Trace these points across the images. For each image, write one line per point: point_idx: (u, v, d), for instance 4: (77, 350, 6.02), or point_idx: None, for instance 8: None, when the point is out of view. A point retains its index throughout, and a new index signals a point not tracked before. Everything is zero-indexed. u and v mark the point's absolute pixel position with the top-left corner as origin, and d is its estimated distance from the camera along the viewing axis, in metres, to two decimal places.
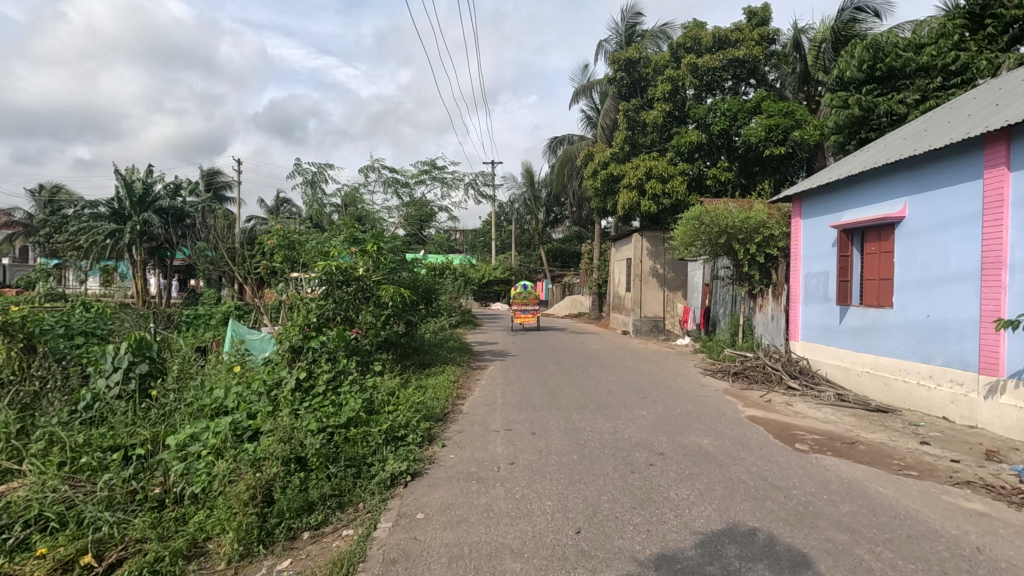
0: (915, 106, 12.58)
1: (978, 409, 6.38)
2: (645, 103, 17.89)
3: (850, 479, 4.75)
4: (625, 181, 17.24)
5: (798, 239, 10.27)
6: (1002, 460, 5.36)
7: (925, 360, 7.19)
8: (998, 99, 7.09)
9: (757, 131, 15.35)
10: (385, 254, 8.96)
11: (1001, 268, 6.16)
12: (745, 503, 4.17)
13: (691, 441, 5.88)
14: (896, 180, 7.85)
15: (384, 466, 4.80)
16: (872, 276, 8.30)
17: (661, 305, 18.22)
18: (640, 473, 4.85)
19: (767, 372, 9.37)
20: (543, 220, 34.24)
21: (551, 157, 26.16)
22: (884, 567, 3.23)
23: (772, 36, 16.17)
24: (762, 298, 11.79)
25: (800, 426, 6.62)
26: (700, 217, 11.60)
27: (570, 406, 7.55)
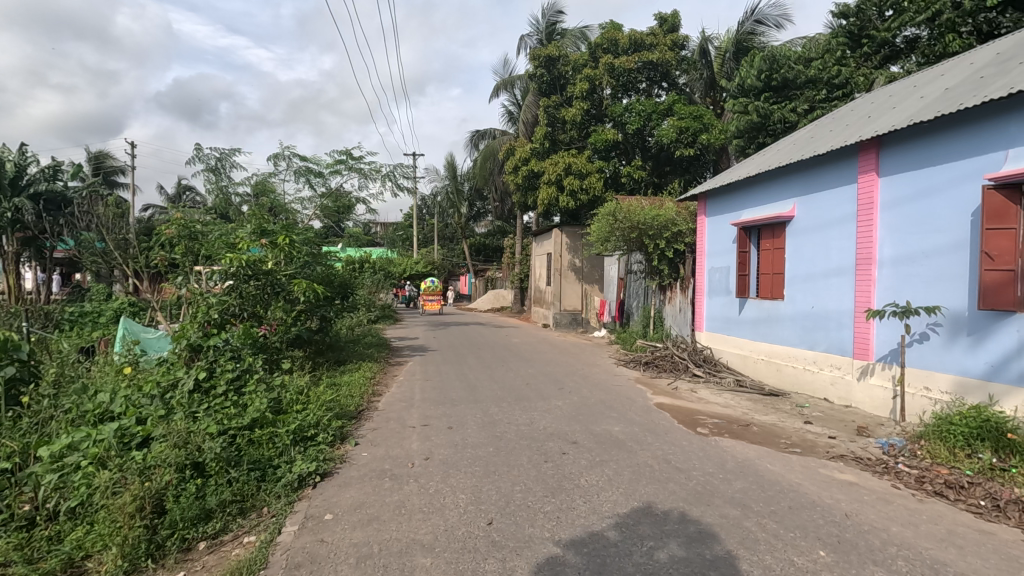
0: (804, 115, 13.81)
1: (853, 390, 7.10)
2: (563, 101, 18.18)
3: (744, 459, 5.14)
4: (545, 177, 17.53)
5: (704, 235, 10.91)
6: (870, 434, 6.01)
7: (810, 347, 7.91)
8: (871, 112, 7.87)
9: (669, 131, 16.16)
10: (298, 246, 8.48)
11: (872, 264, 6.87)
12: (650, 486, 4.40)
13: (602, 429, 6.11)
14: (787, 182, 8.54)
15: (290, 468, 4.58)
16: (767, 270, 8.99)
17: (580, 298, 18.72)
18: (553, 462, 4.97)
19: (675, 361, 9.90)
20: (465, 214, 34.09)
21: (473, 151, 26.07)
22: (768, 537, 3.52)
23: (682, 42, 17.02)
24: (671, 291, 12.45)
25: (702, 411, 7.08)
26: (615, 213, 12.03)
27: (488, 399, 7.61)
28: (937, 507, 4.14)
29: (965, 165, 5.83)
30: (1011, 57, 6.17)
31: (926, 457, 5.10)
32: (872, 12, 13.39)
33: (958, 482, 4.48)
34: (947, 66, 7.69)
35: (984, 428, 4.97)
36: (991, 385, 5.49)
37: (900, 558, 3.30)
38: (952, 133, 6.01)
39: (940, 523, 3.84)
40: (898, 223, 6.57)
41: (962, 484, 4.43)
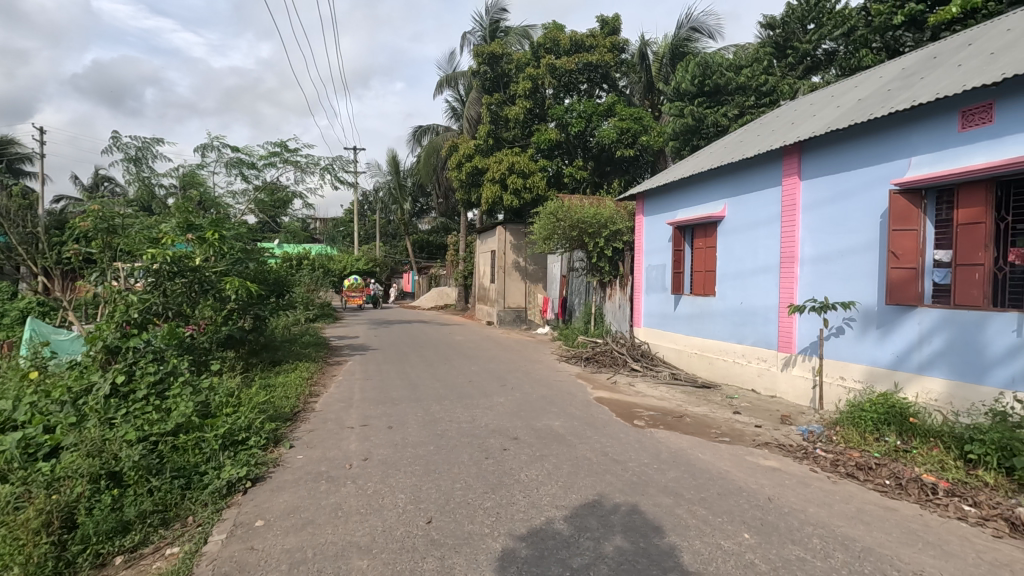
0: (735, 120, 14.54)
1: (777, 381, 7.53)
2: (507, 99, 18.19)
3: (678, 449, 5.35)
4: (489, 174, 17.54)
5: (642, 234, 11.25)
6: (792, 422, 6.41)
7: (739, 341, 8.32)
8: (794, 119, 8.36)
9: (610, 132, 16.50)
10: (229, 242, 8.05)
11: (794, 262, 7.31)
12: (589, 478, 4.51)
13: (543, 424, 6.18)
14: (718, 184, 8.95)
15: (219, 475, 4.36)
16: (700, 268, 9.39)
17: (524, 295, 18.85)
18: (494, 458, 5.00)
19: (615, 356, 10.16)
20: (408, 210, 33.56)
21: (416, 147, 25.70)
22: (698, 523, 3.68)
23: (622, 45, 17.41)
24: (611, 287, 12.76)
25: (640, 404, 7.31)
26: (557, 212, 12.19)
27: (430, 398, 7.53)
28: (849, 488, 4.46)
29: (875, 171, 6.30)
30: (914, 72, 6.71)
31: (840, 441, 5.49)
32: (795, 27, 14.54)
33: (867, 464, 4.85)
34: (860, 79, 8.27)
35: (889, 413, 5.41)
36: (896, 373, 5.96)
37: (815, 536, 3.53)
38: (863, 141, 6.47)
39: (850, 502, 4.14)
40: (817, 224, 7.02)
41: (871, 466, 4.80)
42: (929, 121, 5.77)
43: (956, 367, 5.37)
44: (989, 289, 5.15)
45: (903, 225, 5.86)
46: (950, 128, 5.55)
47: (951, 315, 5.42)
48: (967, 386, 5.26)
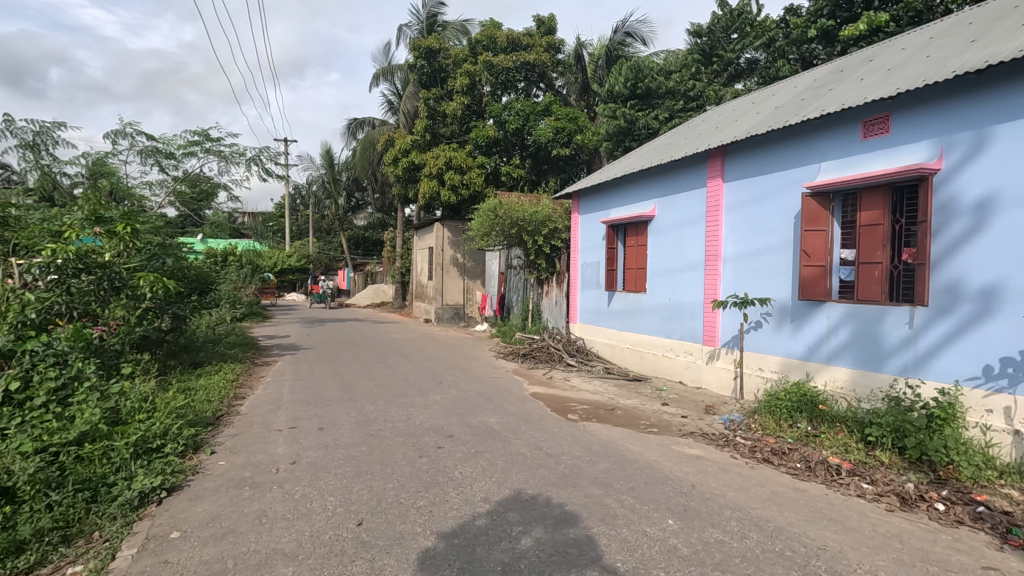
0: (664, 123, 15.15)
1: (702, 373, 7.91)
2: (444, 94, 18.01)
3: (609, 441, 5.51)
4: (426, 170, 17.33)
5: (577, 232, 11.47)
6: (715, 412, 6.75)
7: (668, 335, 8.67)
8: (718, 124, 8.79)
9: (547, 131, 16.67)
10: (142, 235, 7.44)
11: (718, 260, 7.69)
12: (522, 473, 4.56)
13: (478, 421, 6.18)
14: (648, 184, 9.27)
15: (130, 485, 4.07)
16: (632, 265, 9.70)
17: (462, 293, 18.73)
18: (428, 457, 4.95)
19: (551, 352, 10.33)
20: (342, 205, 32.57)
21: (351, 140, 25.00)
22: (626, 512, 3.81)
23: (558, 45, 17.66)
24: (548, 285, 12.93)
25: (574, 398, 7.47)
26: (495, 209, 12.22)
27: (363, 397, 7.36)
28: (764, 472, 4.75)
29: (789, 175, 6.72)
30: (824, 84, 7.22)
31: (758, 428, 5.83)
32: (719, 36, 15.43)
33: (781, 449, 5.18)
34: (775, 88, 8.83)
35: (801, 401, 5.81)
36: (808, 363, 6.41)
37: (733, 519, 3.74)
38: (779, 146, 6.88)
39: (765, 485, 4.42)
40: (738, 224, 7.41)
41: (784, 450, 5.14)
42: (835, 130, 6.22)
43: (859, 356, 5.84)
44: (886, 286, 5.62)
45: (813, 226, 6.29)
46: (855, 137, 6.01)
47: (855, 309, 5.88)
48: (869, 373, 5.73)
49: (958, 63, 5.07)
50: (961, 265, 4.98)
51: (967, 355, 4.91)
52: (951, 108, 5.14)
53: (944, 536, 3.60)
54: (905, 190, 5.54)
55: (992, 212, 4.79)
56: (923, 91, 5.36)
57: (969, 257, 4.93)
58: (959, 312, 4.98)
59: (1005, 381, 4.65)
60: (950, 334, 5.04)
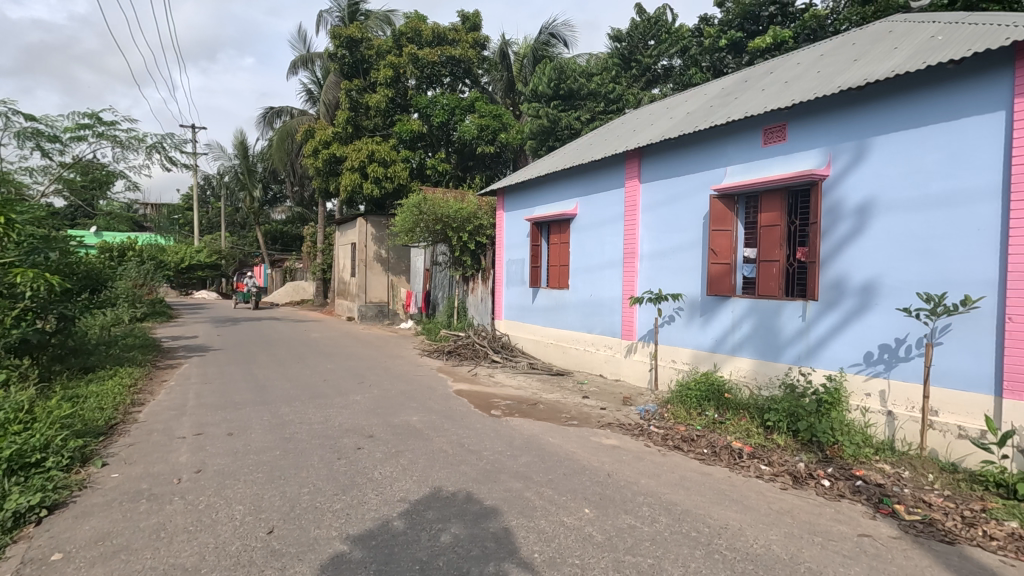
0: (586, 124, 15.58)
1: (621, 366, 8.22)
2: (367, 85, 17.53)
3: (530, 435, 5.61)
4: (347, 163, 16.80)
5: (502, 229, 11.55)
6: (632, 403, 7.05)
7: (589, 330, 8.93)
8: (635, 126, 9.16)
9: (471, 128, 16.59)
10: (19, 226, 6.64)
11: (635, 257, 8.01)
12: (443, 470, 4.54)
13: (400, 420, 6.09)
14: (570, 183, 9.49)
15: (2, 505, 3.65)
16: (555, 262, 9.91)
17: (386, 290, 18.32)
18: (346, 458, 4.81)
19: (476, 349, 10.35)
20: (258, 197, 30.86)
21: (267, 129, 23.73)
22: (544, 503, 3.89)
23: (484, 42, 17.67)
24: (473, 281, 12.93)
25: (497, 394, 7.53)
26: (419, 205, 12.05)
27: (278, 400, 7.03)
28: (674, 458, 5.02)
29: (699, 177, 7.10)
30: (730, 93, 7.70)
31: (670, 417, 6.15)
32: (638, 41, 16.04)
33: (690, 436, 5.49)
34: (688, 95, 9.30)
35: (709, 390, 6.18)
36: (715, 354, 6.83)
37: (645, 504, 3.93)
38: (689, 150, 7.26)
39: (675, 471, 4.67)
40: (653, 223, 7.75)
41: (693, 437, 5.45)
42: (739, 136, 6.65)
43: (759, 347, 6.30)
44: (783, 282, 6.09)
45: (719, 226, 6.68)
46: (755, 144, 6.45)
47: (756, 304, 6.34)
48: (768, 363, 6.20)
49: (842, 79, 5.57)
50: (845, 263, 5.50)
51: (851, 344, 5.42)
52: (837, 120, 5.64)
53: (828, 509, 3.97)
54: (799, 194, 6.02)
55: (871, 215, 5.32)
56: (814, 104, 5.84)
57: (852, 256, 5.44)
58: (844, 305, 5.49)
59: (881, 366, 5.18)
60: (837, 326, 5.55)
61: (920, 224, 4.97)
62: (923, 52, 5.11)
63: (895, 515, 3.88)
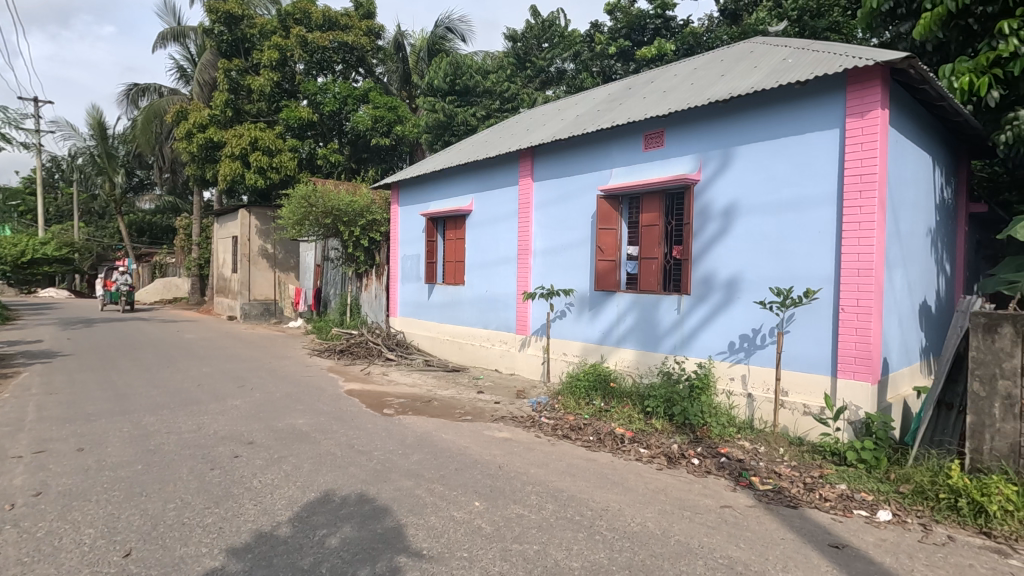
0: (482, 121, 15.70)
1: (515, 360, 8.40)
2: (250, 67, 16.35)
3: (423, 432, 5.55)
4: (226, 149, 15.54)
5: (397, 223, 11.31)
6: (525, 396, 7.23)
7: (485, 326, 9.02)
8: (529, 126, 9.38)
9: (365, 119, 15.95)
10: None
11: (529, 253, 8.21)
12: (330, 473, 4.36)
13: (285, 424, 5.76)
14: (465, 179, 9.49)
15: None
16: (451, 258, 9.87)
17: (272, 286, 17.19)
18: (221, 468, 4.45)
19: (370, 347, 10.04)
20: (120, 184, 27.60)
21: (130, 109, 21.27)
22: (435, 500, 3.88)
23: (378, 31, 17.13)
24: (368, 278, 12.53)
25: (391, 393, 7.36)
26: (308, 197, 11.45)
27: (142, 408, 6.34)
28: (562, 447, 5.22)
29: (587, 177, 7.41)
30: (616, 98, 8.13)
31: (560, 408, 6.39)
32: (533, 43, 16.48)
33: (578, 425, 5.75)
34: (578, 98, 9.67)
35: (596, 380, 6.51)
36: (602, 347, 7.19)
37: (533, 493, 4.05)
38: (579, 151, 7.55)
39: (563, 459, 4.86)
40: (546, 220, 7.98)
41: (580, 426, 5.71)
42: (623, 140, 7.03)
43: (641, 339, 6.73)
44: (661, 278, 6.54)
45: (605, 224, 7.02)
46: (637, 148, 6.86)
47: (638, 298, 6.76)
48: (648, 353, 6.64)
49: (711, 92, 6.08)
50: (713, 260, 6.04)
51: (718, 334, 5.97)
52: (707, 129, 6.16)
53: (697, 485, 4.34)
54: (675, 197, 6.50)
55: (734, 217, 5.88)
56: (688, 113, 6.33)
57: (719, 254, 5.99)
58: (712, 298, 6.02)
59: (742, 353, 5.76)
60: (706, 318, 6.08)
61: (773, 225, 5.58)
62: (777, 72, 5.72)
63: (751, 486, 4.34)
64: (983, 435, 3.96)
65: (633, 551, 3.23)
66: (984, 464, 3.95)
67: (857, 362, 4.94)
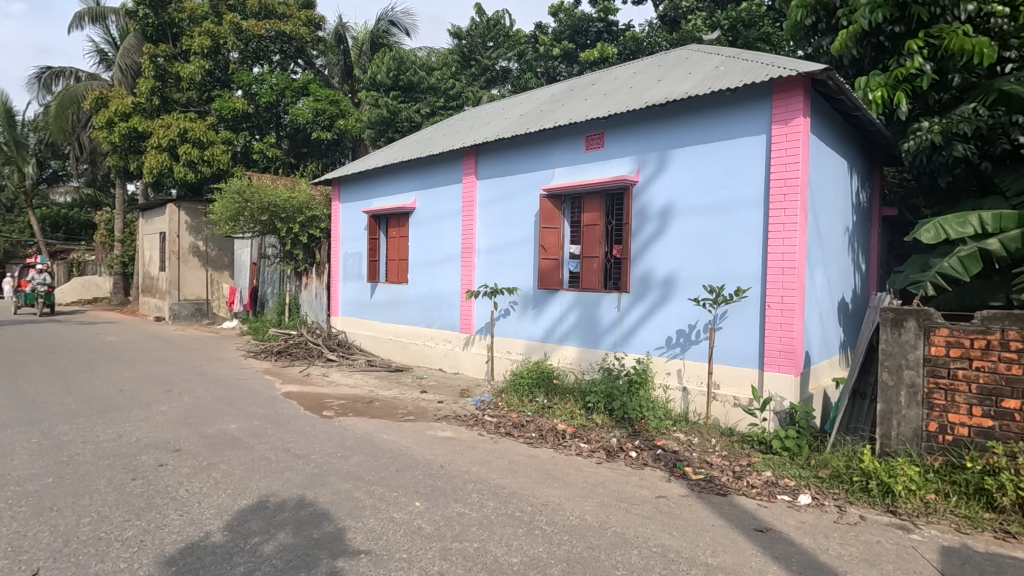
0: (426, 118, 15.53)
1: (459, 359, 8.37)
2: (179, 54, 15.53)
3: (364, 434, 5.44)
4: (152, 140, 14.63)
5: (337, 220, 11.02)
6: (469, 394, 7.21)
7: (429, 325, 8.94)
8: (473, 124, 9.37)
9: (305, 112, 15.42)
10: None
11: (473, 252, 8.19)
12: (264, 479, 4.20)
13: (215, 430, 5.50)
14: (408, 176, 9.36)
15: None
16: (394, 256, 9.72)
17: (204, 286, 16.35)
18: (143, 478, 4.19)
19: (309, 348, 9.73)
20: (31, 175, 25.45)
21: (42, 93, 19.66)
22: (374, 502, 3.81)
23: (319, 22, 16.60)
24: (307, 276, 12.13)
25: (330, 394, 7.17)
26: (242, 192, 10.99)
27: (55, 417, 5.89)
28: (505, 444, 5.25)
29: (530, 176, 7.47)
30: (559, 99, 8.24)
31: (504, 405, 6.42)
32: (477, 42, 16.45)
33: (521, 422, 5.80)
34: (523, 98, 9.72)
35: (539, 378, 6.58)
36: (545, 344, 7.28)
37: (474, 491, 4.05)
38: (522, 150, 7.60)
39: (505, 456, 4.89)
40: (490, 218, 7.99)
41: (523, 423, 5.76)
42: (565, 140, 7.13)
43: (583, 336, 6.86)
44: (602, 277, 6.69)
45: (548, 223, 7.10)
46: (578, 149, 6.97)
47: (580, 296, 6.89)
48: (589, 350, 6.78)
49: (649, 96, 6.27)
50: (651, 259, 6.24)
51: (655, 330, 6.17)
52: (645, 132, 6.34)
53: (633, 477, 4.48)
54: (615, 197, 6.67)
55: (670, 217, 6.09)
56: (627, 116, 6.49)
57: (656, 253, 6.20)
58: (650, 296, 6.22)
59: (678, 349, 5.98)
60: (645, 315, 6.27)
61: (706, 226, 5.82)
62: (709, 79, 5.96)
63: (685, 476, 4.52)
64: (891, 421, 4.28)
65: (571, 544, 3.30)
66: (892, 448, 4.28)
67: (782, 356, 5.23)
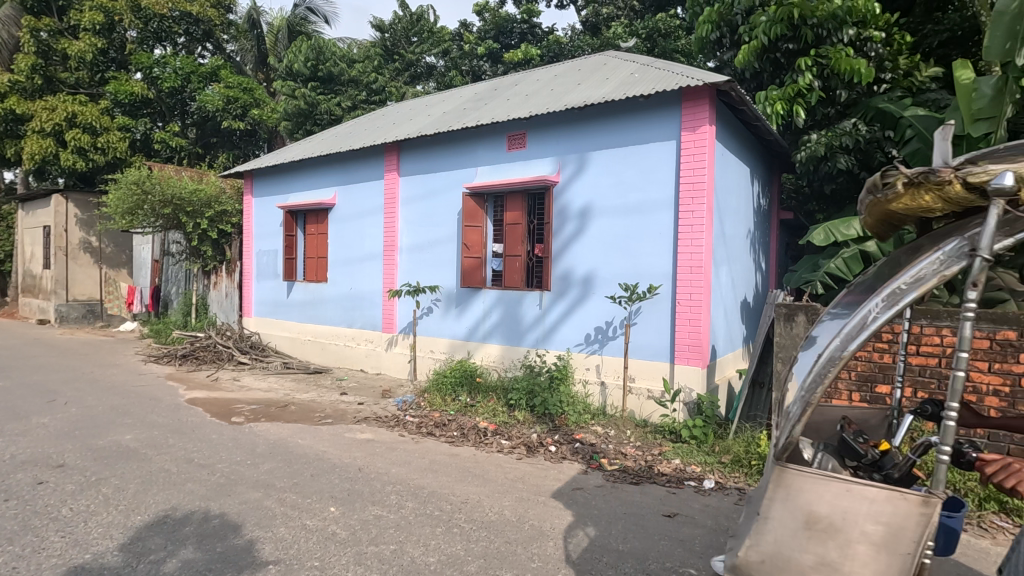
0: (347, 112, 15.03)
1: (381, 360, 8.19)
2: (66, 29, 14.21)
3: (276, 439, 5.20)
4: (34, 124, 13.15)
5: (250, 216, 10.45)
6: (391, 395, 7.08)
7: (349, 325, 8.67)
8: (395, 120, 9.19)
9: (214, 99, 14.41)
10: None
11: (395, 250, 8.04)
12: (162, 492, 3.91)
13: (107, 442, 5.05)
14: (326, 171, 9.03)
15: None
16: (312, 254, 9.34)
17: (97, 285, 14.94)
18: (17, 499, 3.77)
19: (218, 351, 9.16)
20: None
21: None
22: (286, 510, 3.66)
23: (229, 5, 15.56)
24: (216, 275, 11.40)
25: (241, 399, 6.78)
26: (140, 183, 10.13)
27: None
28: (426, 444, 5.20)
29: (453, 174, 7.43)
30: (482, 98, 8.25)
31: (426, 405, 6.36)
32: (401, 36, 16.17)
33: (443, 421, 5.77)
34: (445, 95, 9.64)
35: (462, 376, 6.58)
36: (468, 343, 7.27)
37: (393, 493, 3.99)
38: (444, 148, 7.54)
39: (426, 456, 4.84)
40: (412, 216, 7.87)
41: (445, 423, 5.73)
42: (487, 139, 7.15)
43: (505, 334, 6.93)
44: (524, 275, 6.79)
45: (471, 222, 7.10)
46: (501, 148, 7.02)
47: (502, 295, 6.95)
48: (512, 347, 6.86)
49: (569, 99, 6.42)
50: (571, 258, 6.40)
51: (575, 327, 6.35)
52: (565, 134, 6.49)
53: (552, 471, 4.58)
54: (536, 197, 6.78)
55: (589, 218, 6.28)
56: (548, 118, 6.62)
57: (576, 252, 6.37)
58: (570, 294, 6.39)
59: (596, 345, 6.18)
60: (565, 312, 6.43)
61: (622, 226, 6.05)
62: (625, 85, 6.19)
63: (601, 467, 4.68)
64: None
65: (489, 540, 3.33)
66: None
67: (690, 349, 5.54)
